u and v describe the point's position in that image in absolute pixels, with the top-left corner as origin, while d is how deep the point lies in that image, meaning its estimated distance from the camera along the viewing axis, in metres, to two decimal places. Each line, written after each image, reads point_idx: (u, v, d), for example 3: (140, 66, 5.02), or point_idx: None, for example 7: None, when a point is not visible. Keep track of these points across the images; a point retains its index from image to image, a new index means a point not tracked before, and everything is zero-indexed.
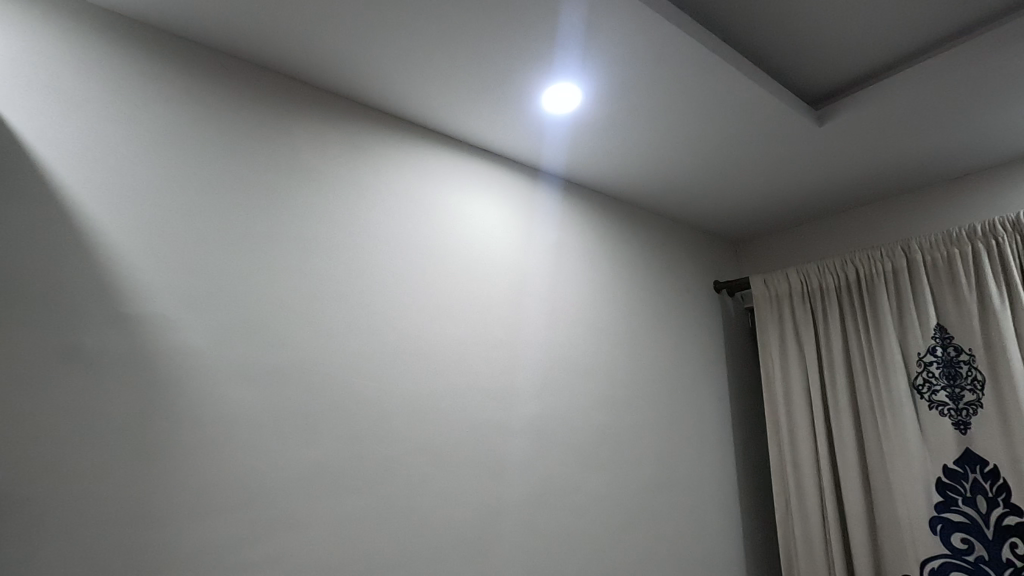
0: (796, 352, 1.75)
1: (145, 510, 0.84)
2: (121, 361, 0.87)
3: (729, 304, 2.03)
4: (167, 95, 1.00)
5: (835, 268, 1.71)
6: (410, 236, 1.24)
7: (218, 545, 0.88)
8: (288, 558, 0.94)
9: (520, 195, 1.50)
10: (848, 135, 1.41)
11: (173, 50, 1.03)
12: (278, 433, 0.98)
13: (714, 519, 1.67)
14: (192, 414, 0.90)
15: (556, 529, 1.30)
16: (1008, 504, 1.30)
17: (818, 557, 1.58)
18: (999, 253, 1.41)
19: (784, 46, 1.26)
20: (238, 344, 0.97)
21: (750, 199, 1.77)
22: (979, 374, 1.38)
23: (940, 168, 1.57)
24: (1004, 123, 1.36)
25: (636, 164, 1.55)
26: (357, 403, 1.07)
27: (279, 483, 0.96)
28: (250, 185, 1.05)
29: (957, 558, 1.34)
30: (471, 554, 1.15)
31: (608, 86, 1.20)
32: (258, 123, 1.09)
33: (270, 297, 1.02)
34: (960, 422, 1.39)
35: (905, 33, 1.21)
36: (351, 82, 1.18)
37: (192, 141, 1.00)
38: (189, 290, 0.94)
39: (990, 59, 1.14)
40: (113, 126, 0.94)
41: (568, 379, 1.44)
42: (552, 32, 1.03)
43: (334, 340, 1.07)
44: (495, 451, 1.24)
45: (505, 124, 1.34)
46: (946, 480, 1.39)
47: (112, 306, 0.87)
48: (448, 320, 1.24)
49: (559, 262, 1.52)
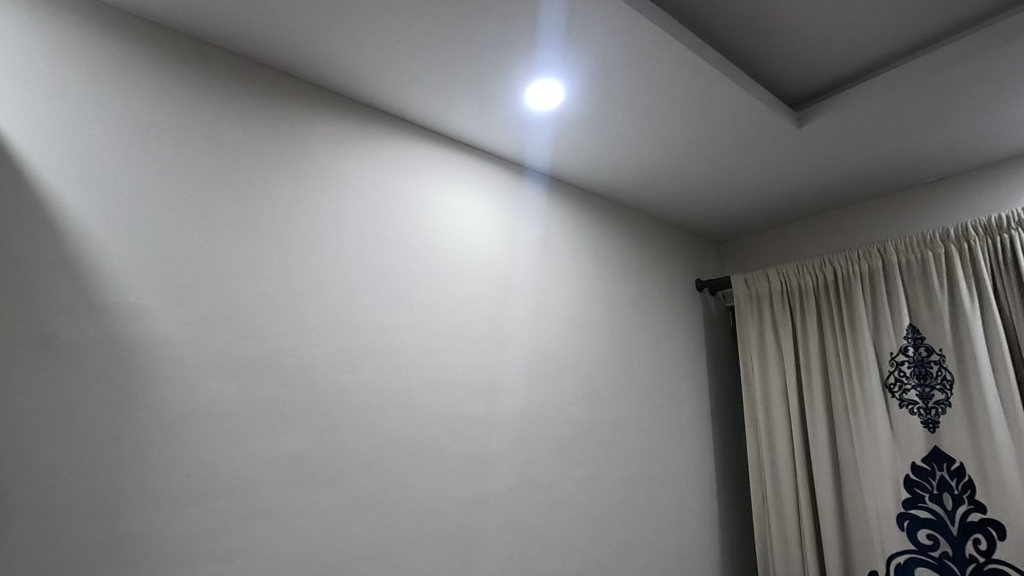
0: (774, 351, 1.77)
1: (116, 498, 0.84)
2: (96, 354, 0.86)
3: (711, 302, 2.05)
4: (149, 83, 1.00)
5: (813, 268, 1.74)
6: (391, 229, 1.24)
7: (188, 536, 0.88)
8: (260, 552, 0.94)
9: (505, 191, 1.51)
10: (829, 137, 1.43)
11: (152, 41, 1.02)
12: (255, 424, 0.98)
13: (691, 514, 1.69)
14: (167, 407, 0.90)
15: (533, 524, 1.31)
16: (972, 500, 1.33)
17: (792, 553, 1.61)
18: (971, 256, 1.44)
19: (765, 48, 1.27)
20: (217, 335, 0.97)
21: (733, 199, 1.79)
22: (948, 374, 1.41)
23: (918, 171, 1.60)
24: (978, 128, 1.39)
25: (618, 163, 1.57)
26: (334, 395, 1.07)
27: (255, 475, 0.96)
28: (229, 177, 1.05)
29: (923, 553, 1.38)
30: (452, 549, 1.16)
31: (590, 86, 1.21)
32: (238, 113, 1.09)
33: (252, 290, 1.02)
34: (929, 420, 1.42)
35: (886, 36, 1.22)
36: (333, 74, 1.18)
37: (171, 131, 1.00)
38: (168, 283, 0.94)
39: (967, 64, 1.16)
40: (92, 114, 0.93)
41: (549, 373, 1.45)
42: (532, 29, 1.04)
43: (313, 332, 1.07)
44: (475, 446, 1.25)
45: (489, 121, 1.35)
46: (914, 477, 1.42)
47: (86, 297, 0.87)
48: (429, 314, 1.25)
49: (542, 259, 1.53)
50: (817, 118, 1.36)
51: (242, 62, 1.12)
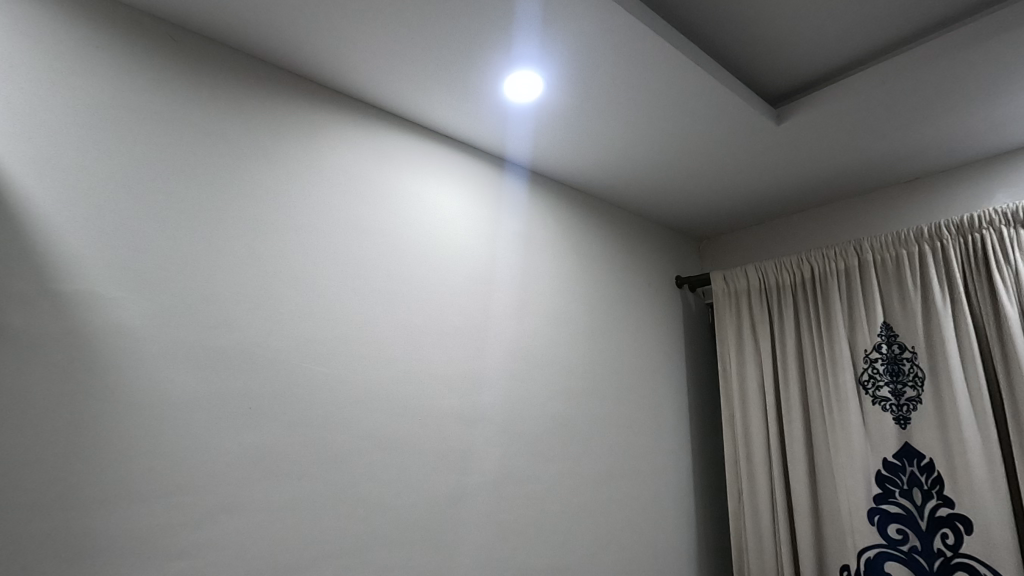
0: (751, 348, 1.78)
1: (74, 492, 0.81)
2: (54, 346, 0.83)
3: (691, 299, 2.06)
4: (113, 66, 0.97)
5: (791, 266, 1.75)
6: (366, 220, 1.22)
7: (149, 532, 0.86)
8: (224, 547, 0.91)
9: (484, 184, 1.49)
10: (807, 135, 1.44)
11: (118, 22, 0.99)
12: (222, 417, 0.95)
13: (667, 510, 1.70)
14: (130, 400, 0.88)
15: (508, 520, 1.30)
16: (941, 495, 1.35)
17: (766, 548, 1.62)
18: (943, 255, 1.46)
19: (745, 44, 1.27)
20: (182, 327, 0.94)
21: (713, 196, 1.80)
22: (920, 371, 1.43)
23: (894, 170, 1.62)
24: (952, 128, 1.41)
25: (598, 157, 1.56)
26: (304, 387, 1.05)
27: (220, 469, 0.93)
28: (197, 164, 1.02)
29: (893, 548, 1.40)
30: (427, 546, 1.15)
31: (569, 78, 1.20)
32: (208, 98, 1.06)
33: (220, 281, 1.00)
34: (900, 417, 1.44)
35: (863, 35, 1.24)
36: (308, 60, 1.15)
37: (136, 116, 0.97)
38: (130, 273, 0.91)
39: (942, 64, 1.17)
40: (51, 95, 0.90)
41: (527, 367, 1.44)
42: (509, 19, 1.03)
43: (283, 323, 1.05)
44: (451, 440, 1.24)
45: (467, 112, 1.33)
46: (885, 473, 1.44)
47: (44, 285, 0.84)
48: (404, 307, 1.23)
49: (522, 253, 1.52)
50: (795, 116, 1.37)
51: (214, 46, 1.10)
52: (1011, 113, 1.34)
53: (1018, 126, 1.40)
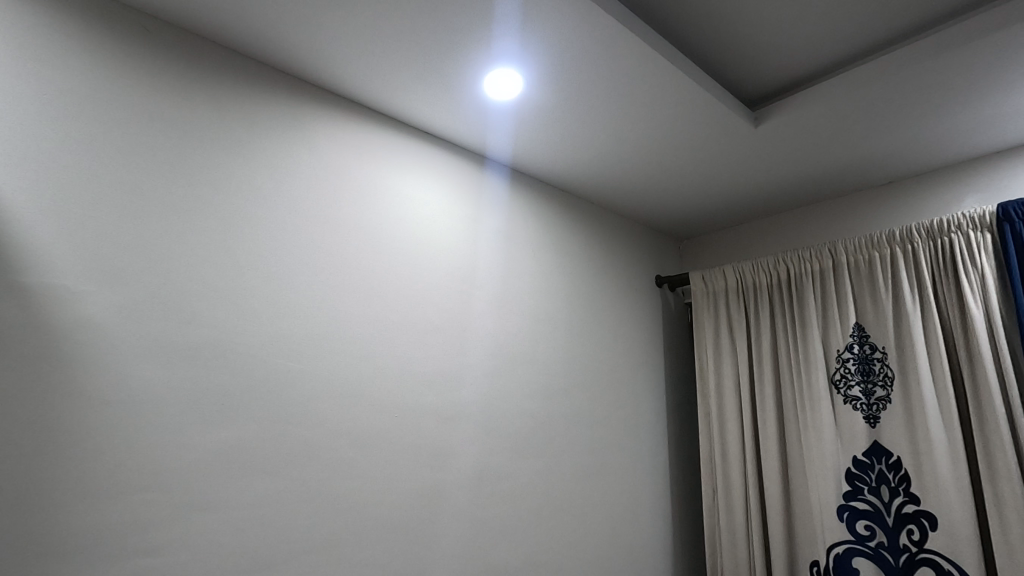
0: (728, 347, 1.81)
1: (40, 488, 0.80)
2: (19, 341, 0.82)
3: (670, 298, 2.08)
4: (85, 56, 0.95)
5: (767, 267, 1.78)
6: (343, 216, 1.21)
7: (116, 530, 0.84)
8: (193, 545, 0.90)
9: (465, 182, 1.49)
10: (784, 138, 1.46)
11: (89, 11, 0.97)
12: (193, 414, 0.94)
13: (643, 507, 1.72)
14: (99, 395, 0.86)
15: (484, 517, 1.30)
16: (907, 492, 1.38)
17: (739, 545, 1.65)
18: (913, 257, 1.49)
19: (724, 47, 1.29)
20: (154, 322, 0.93)
21: (693, 197, 1.82)
22: (889, 371, 1.46)
23: (868, 173, 1.65)
24: (924, 133, 1.44)
25: (578, 156, 1.57)
26: (278, 385, 1.04)
27: (191, 466, 0.92)
28: (171, 157, 1.00)
29: (860, 544, 1.43)
30: (401, 543, 1.15)
31: (549, 77, 1.21)
32: (183, 90, 1.05)
33: (194, 275, 0.98)
34: (870, 416, 1.47)
35: (839, 39, 1.25)
36: (286, 53, 1.14)
37: (109, 107, 0.95)
38: (100, 266, 0.90)
39: (915, 69, 1.19)
40: (21, 83, 0.88)
41: (505, 365, 1.44)
42: (488, 17, 1.03)
43: (258, 319, 1.04)
44: (427, 438, 1.24)
45: (448, 109, 1.33)
46: (855, 470, 1.47)
47: (8, 277, 0.82)
48: (382, 304, 1.22)
49: (502, 251, 1.52)
50: (773, 119, 1.39)
51: (189, 37, 1.08)
52: (981, 119, 1.38)
53: (988, 132, 1.43)
